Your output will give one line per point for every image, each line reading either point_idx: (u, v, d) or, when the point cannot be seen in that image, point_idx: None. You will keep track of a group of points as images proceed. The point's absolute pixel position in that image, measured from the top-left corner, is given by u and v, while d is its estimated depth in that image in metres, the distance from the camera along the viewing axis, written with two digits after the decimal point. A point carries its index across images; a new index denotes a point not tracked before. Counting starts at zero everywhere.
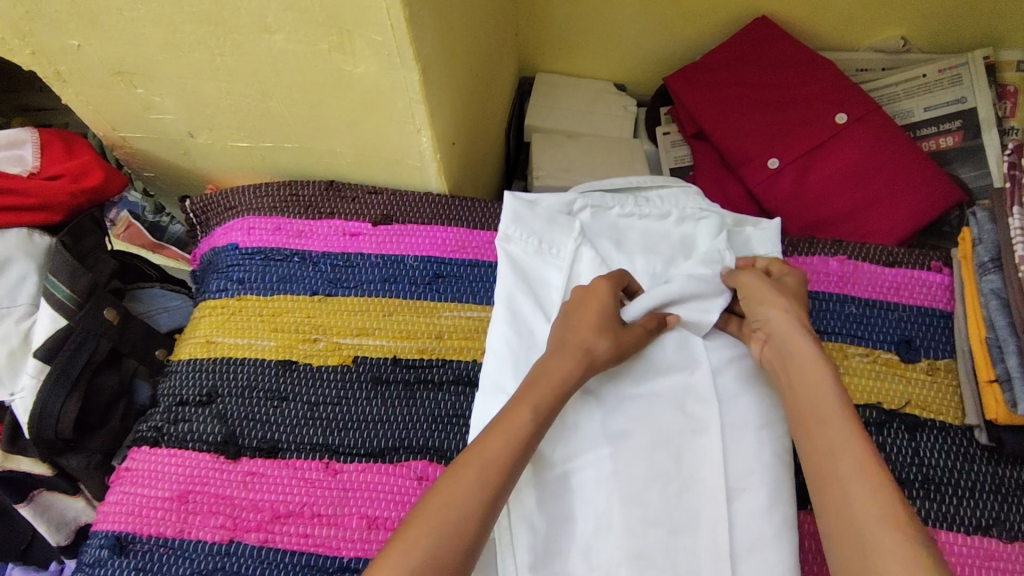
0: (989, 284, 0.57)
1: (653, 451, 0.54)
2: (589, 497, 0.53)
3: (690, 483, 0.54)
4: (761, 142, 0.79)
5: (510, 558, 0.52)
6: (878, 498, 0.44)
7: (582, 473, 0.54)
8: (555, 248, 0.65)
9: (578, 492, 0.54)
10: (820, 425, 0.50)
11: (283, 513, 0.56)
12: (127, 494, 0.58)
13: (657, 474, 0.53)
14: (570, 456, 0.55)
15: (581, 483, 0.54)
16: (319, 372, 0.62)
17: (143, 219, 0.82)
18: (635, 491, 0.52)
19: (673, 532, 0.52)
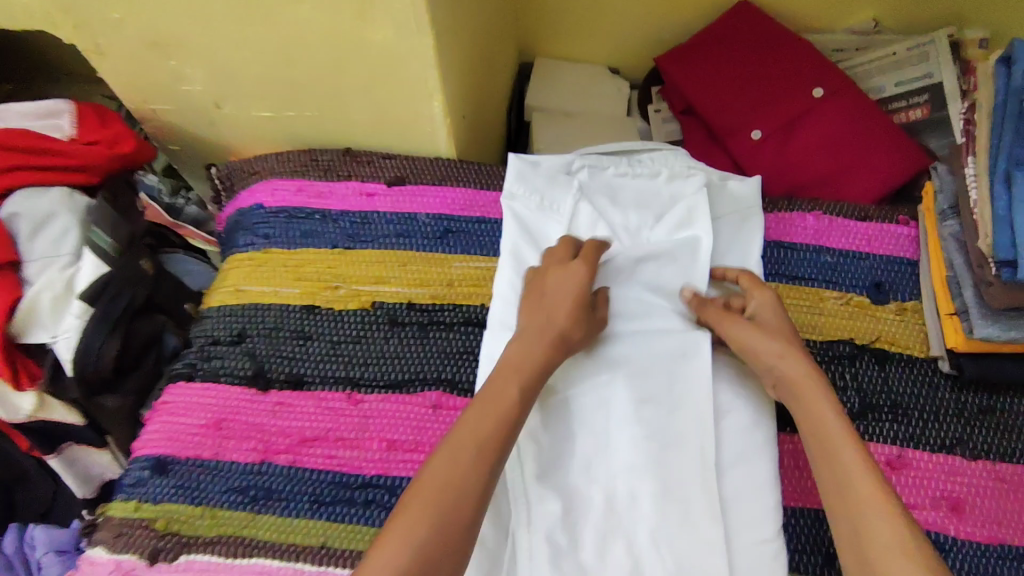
0: (949, 229, 0.63)
1: (644, 379, 0.60)
2: (588, 418, 0.59)
3: (679, 405, 0.59)
4: (745, 116, 0.85)
5: (518, 469, 0.57)
6: (893, 528, 0.47)
7: (583, 398, 0.60)
8: (556, 204, 0.71)
9: (577, 414, 0.60)
10: (830, 455, 0.52)
11: (310, 437, 0.62)
12: (166, 422, 0.63)
13: (648, 397, 0.60)
14: (571, 384, 0.61)
15: (581, 407, 0.60)
16: (340, 315, 0.68)
17: (160, 201, 0.81)
18: (628, 413, 0.59)
19: (665, 447, 0.58)
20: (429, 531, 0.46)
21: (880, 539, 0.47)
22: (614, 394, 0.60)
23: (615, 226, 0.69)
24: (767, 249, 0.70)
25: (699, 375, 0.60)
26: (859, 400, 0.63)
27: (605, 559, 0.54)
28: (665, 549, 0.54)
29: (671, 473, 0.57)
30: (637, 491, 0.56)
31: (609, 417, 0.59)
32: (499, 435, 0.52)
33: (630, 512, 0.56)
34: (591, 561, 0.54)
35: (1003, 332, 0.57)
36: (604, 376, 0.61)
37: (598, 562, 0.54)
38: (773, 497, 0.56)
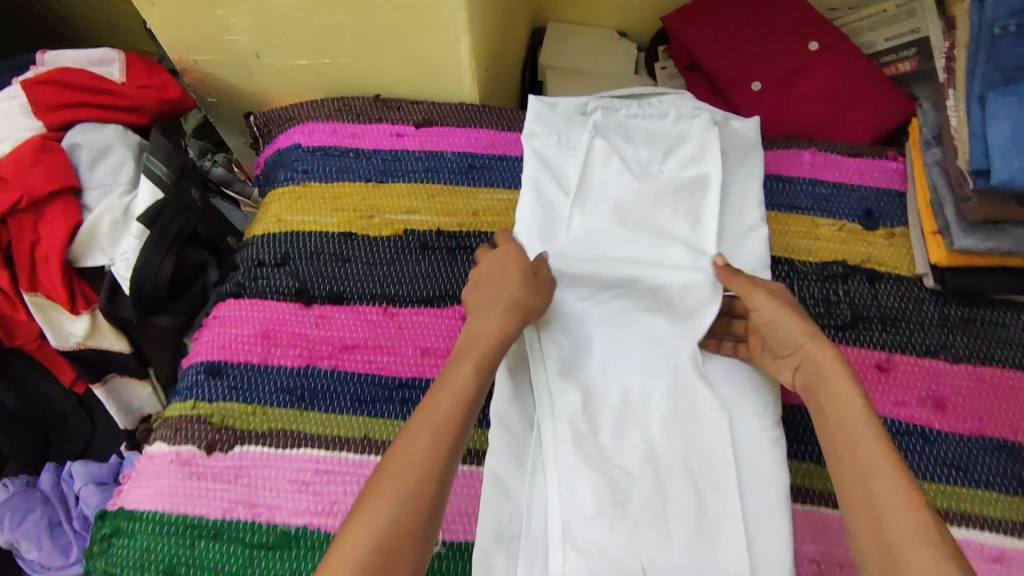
0: (932, 156, 0.69)
1: (654, 290, 0.67)
2: (605, 327, 0.65)
3: (692, 320, 0.65)
4: (746, 69, 0.92)
5: (542, 368, 0.63)
6: (912, 515, 0.46)
7: (599, 305, 0.67)
8: (573, 141, 0.76)
9: (595, 322, 0.66)
10: (852, 443, 0.52)
11: (350, 345, 0.68)
12: (217, 333, 0.69)
13: (658, 304, 0.67)
14: (589, 294, 0.67)
15: (597, 316, 0.66)
16: (375, 241, 0.74)
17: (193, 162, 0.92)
18: (641, 319, 0.66)
19: (675, 348, 0.64)
20: (397, 508, 0.47)
21: (902, 529, 0.46)
22: (630, 306, 0.66)
23: (628, 159, 0.75)
24: (767, 183, 0.76)
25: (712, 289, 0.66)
26: (851, 312, 0.69)
27: (622, 440, 0.60)
28: (676, 432, 0.60)
29: (681, 368, 0.63)
30: (650, 386, 0.62)
31: (628, 322, 0.66)
32: (455, 422, 0.52)
33: (644, 402, 0.62)
34: (609, 444, 0.60)
35: (982, 242, 0.63)
36: (619, 287, 0.67)
37: (615, 444, 0.60)
38: (772, 393, 0.62)
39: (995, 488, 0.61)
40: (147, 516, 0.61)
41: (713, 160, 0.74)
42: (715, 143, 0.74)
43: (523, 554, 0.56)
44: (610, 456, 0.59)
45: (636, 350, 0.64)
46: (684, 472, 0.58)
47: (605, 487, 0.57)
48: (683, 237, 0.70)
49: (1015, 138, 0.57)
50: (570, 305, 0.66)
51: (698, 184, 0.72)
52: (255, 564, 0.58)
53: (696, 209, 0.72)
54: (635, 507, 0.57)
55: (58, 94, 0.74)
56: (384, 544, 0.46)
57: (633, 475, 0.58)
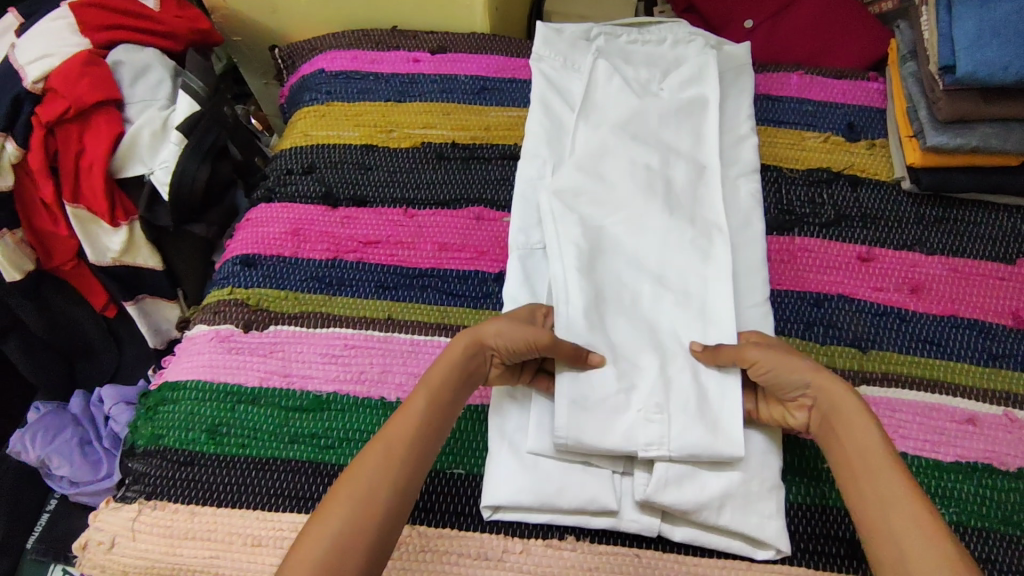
0: (908, 70, 0.76)
1: (668, 205, 0.68)
2: (623, 240, 0.67)
3: (704, 231, 0.67)
4: (739, 7, 0.98)
5: (559, 262, 0.64)
6: (937, 552, 0.44)
7: (617, 215, 0.68)
8: (577, 64, 0.83)
9: (611, 234, 0.67)
10: (874, 479, 0.50)
11: (373, 240, 0.73)
12: (251, 231, 0.74)
13: (676, 218, 0.68)
14: (604, 210, 0.68)
15: (612, 228, 0.68)
16: (395, 152, 0.80)
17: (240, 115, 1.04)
18: (657, 231, 0.67)
19: (687, 258, 0.66)
20: (354, 508, 0.48)
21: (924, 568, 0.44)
22: (646, 220, 0.67)
23: (630, 77, 0.80)
24: (758, 102, 0.83)
25: (711, 195, 0.70)
26: (835, 212, 0.75)
27: (630, 334, 0.62)
28: (684, 338, 0.62)
29: (689, 275, 0.65)
30: (661, 293, 0.64)
31: (644, 233, 0.67)
32: (415, 440, 0.52)
33: (653, 305, 0.64)
34: (617, 338, 0.61)
35: (952, 139, 0.69)
36: (636, 206, 0.68)
37: (622, 337, 0.61)
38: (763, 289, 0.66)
39: (969, 361, 0.66)
40: (190, 385, 0.66)
41: (711, 79, 0.78)
42: (712, 65, 0.78)
43: (535, 414, 0.60)
44: (617, 347, 0.61)
45: (647, 250, 0.66)
46: (689, 367, 0.60)
47: (611, 375, 0.59)
48: (688, 152, 0.73)
49: (980, 34, 0.63)
50: (587, 214, 0.68)
51: (698, 106, 0.76)
52: (291, 422, 0.63)
53: (698, 127, 0.75)
54: (639, 396, 0.58)
55: (101, 17, 0.80)
56: (332, 555, 0.45)
57: (638, 368, 0.60)
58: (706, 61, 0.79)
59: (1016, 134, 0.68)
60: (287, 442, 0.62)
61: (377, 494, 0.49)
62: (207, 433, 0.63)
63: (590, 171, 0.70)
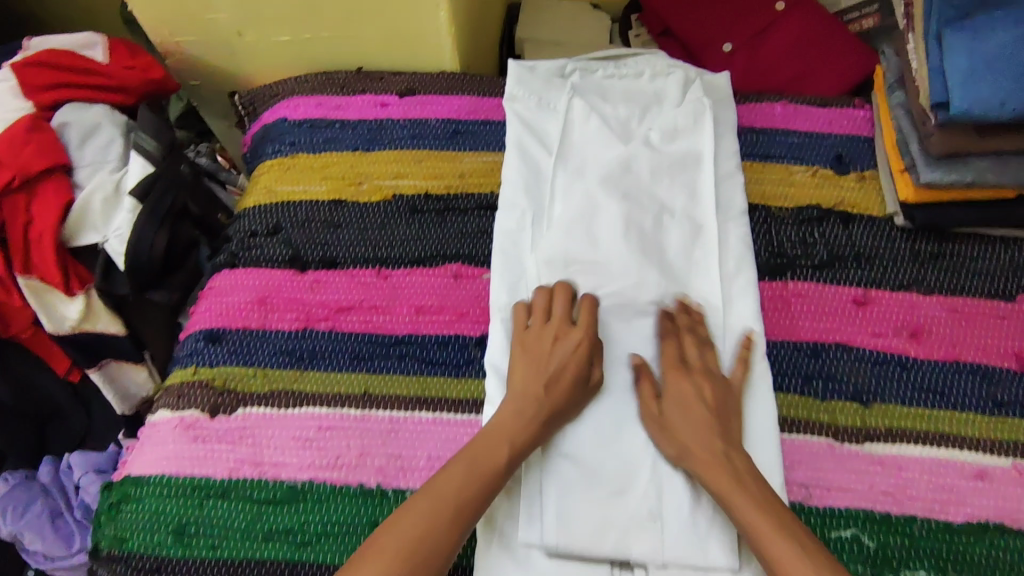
0: (896, 100, 0.72)
1: (662, 279, 0.66)
2: (614, 317, 0.65)
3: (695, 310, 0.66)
4: (717, 30, 0.94)
5: None
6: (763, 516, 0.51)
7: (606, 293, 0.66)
8: (553, 103, 0.79)
9: (603, 311, 0.65)
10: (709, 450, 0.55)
11: (346, 306, 0.69)
12: (214, 301, 0.70)
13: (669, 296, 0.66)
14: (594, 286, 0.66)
15: (605, 307, 0.65)
16: (364, 206, 0.75)
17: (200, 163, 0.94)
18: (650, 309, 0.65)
19: None
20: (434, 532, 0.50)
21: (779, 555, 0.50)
22: (637, 295, 0.66)
23: (608, 118, 0.77)
24: (742, 135, 0.79)
25: (707, 262, 0.68)
26: (828, 253, 0.71)
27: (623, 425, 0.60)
28: None
29: None
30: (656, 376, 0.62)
31: (634, 310, 0.65)
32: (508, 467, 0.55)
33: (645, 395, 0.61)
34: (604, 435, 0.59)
35: (947, 175, 0.66)
36: (630, 279, 0.66)
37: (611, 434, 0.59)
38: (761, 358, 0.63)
39: (974, 410, 0.63)
40: (154, 481, 0.61)
41: (707, 123, 0.75)
42: (708, 114, 0.76)
43: (522, 504, 0.58)
44: (608, 446, 0.59)
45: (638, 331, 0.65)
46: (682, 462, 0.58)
47: (603, 474, 0.58)
48: (684, 211, 0.71)
49: (974, 67, 0.59)
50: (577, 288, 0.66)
51: (690, 160, 0.74)
52: (263, 518, 0.59)
53: (693, 182, 0.73)
54: (631, 499, 0.57)
55: (45, 75, 0.76)
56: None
57: (623, 434, 0.60)
58: (696, 103, 0.76)
59: (1012, 167, 0.65)
60: (262, 541, 0.58)
61: (434, 532, 0.51)
62: (174, 534, 0.59)
63: (578, 238, 0.68)
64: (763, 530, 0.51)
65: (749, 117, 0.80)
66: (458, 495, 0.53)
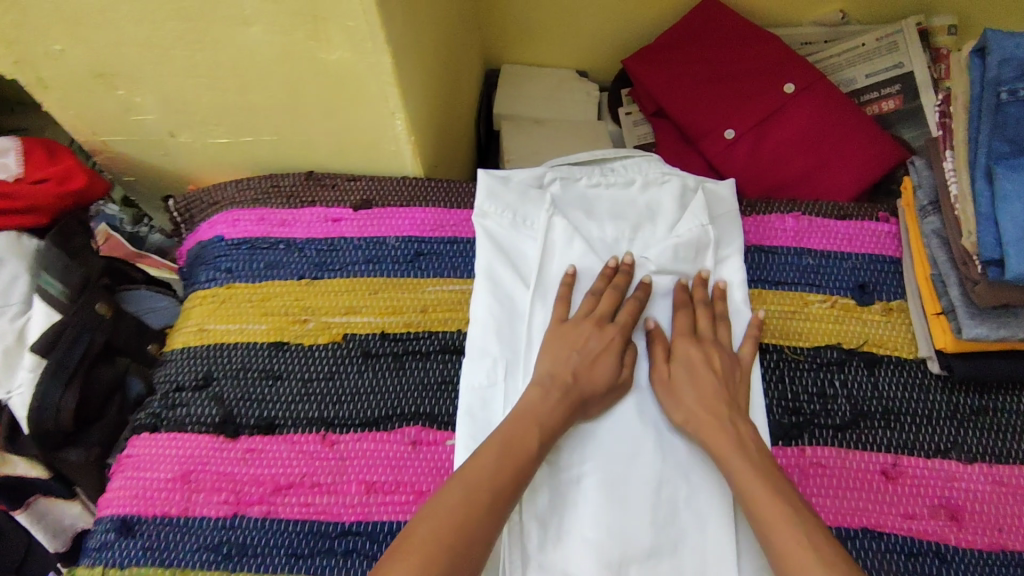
0: (930, 226, 0.61)
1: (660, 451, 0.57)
2: (602, 500, 0.54)
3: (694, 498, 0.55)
4: (717, 115, 0.84)
5: (518, 555, 0.54)
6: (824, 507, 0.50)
7: (592, 478, 0.55)
8: (529, 220, 0.68)
9: (589, 490, 0.55)
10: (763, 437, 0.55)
11: (284, 485, 0.59)
12: (131, 479, 0.60)
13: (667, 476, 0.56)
14: (580, 462, 0.56)
15: (594, 486, 0.55)
16: (310, 351, 0.65)
17: (121, 230, 0.81)
18: (646, 489, 0.55)
19: (676, 536, 0.54)
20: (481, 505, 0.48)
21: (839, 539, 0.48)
22: (631, 466, 0.56)
23: (593, 242, 0.66)
24: (747, 254, 0.69)
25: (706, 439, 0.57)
26: (850, 408, 0.61)
27: None
28: None
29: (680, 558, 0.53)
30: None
31: (626, 492, 0.55)
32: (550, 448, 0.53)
33: None
34: None
35: (993, 331, 0.55)
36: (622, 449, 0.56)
37: None
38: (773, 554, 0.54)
39: None
40: None
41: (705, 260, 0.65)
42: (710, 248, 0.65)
43: None
44: None
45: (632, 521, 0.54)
46: None
47: None
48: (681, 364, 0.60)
49: None
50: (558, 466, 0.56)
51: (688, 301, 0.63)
52: None
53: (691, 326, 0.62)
54: None
55: None
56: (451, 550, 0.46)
57: None
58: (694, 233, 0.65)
59: None
60: None
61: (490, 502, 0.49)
62: None
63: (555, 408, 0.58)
64: (773, 517, 0.49)
65: (749, 228, 0.70)
66: (512, 472, 0.51)
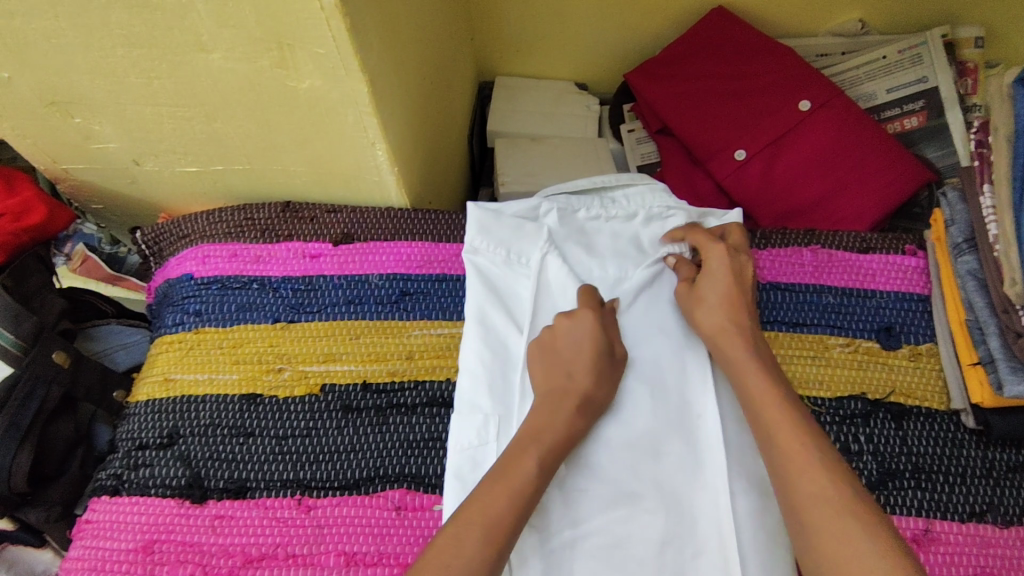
0: (966, 265, 0.56)
1: (665, 512, 0.50)
2: (602, 568, 0.49)
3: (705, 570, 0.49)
4: (727, 134, 0.78)
5: None
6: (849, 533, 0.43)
7: (591, 541, 0.50)
8: (524, 257, 0.62)
9: (586, 559, 0.49)
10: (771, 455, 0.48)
11: (255, 556, 0.53)
12: (88, 549, 0.55)
13: (673, 538, 0.49)
14: (577, 523, 0.50)
15: (591, 552, 0.49)
16: (285, 403, 0.59)
17: (100, 251, 0.77)
18: (650, 555, 0.49)
19: None
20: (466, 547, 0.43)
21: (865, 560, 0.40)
22: (633, 529, 0.50)
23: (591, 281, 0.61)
24: (762, 293, 0.63)
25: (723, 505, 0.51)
26: (877, 468, 0.55)
27: None
28: None
29: None
30: None
31: (627, 559, 0.49)
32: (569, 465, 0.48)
33: None
34: None
35: None
36: (620, 511, 0.50)
37: None
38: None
39: None
40: None
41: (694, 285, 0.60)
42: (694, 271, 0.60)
43: None
44: None
45: None
46: None
47: None
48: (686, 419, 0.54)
49: None
50: (552, 528, 0.50)
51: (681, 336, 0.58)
52: None
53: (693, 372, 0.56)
54: None
55: None
56: None
57: None
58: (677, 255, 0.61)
59: None
60: None
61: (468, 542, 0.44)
62: None
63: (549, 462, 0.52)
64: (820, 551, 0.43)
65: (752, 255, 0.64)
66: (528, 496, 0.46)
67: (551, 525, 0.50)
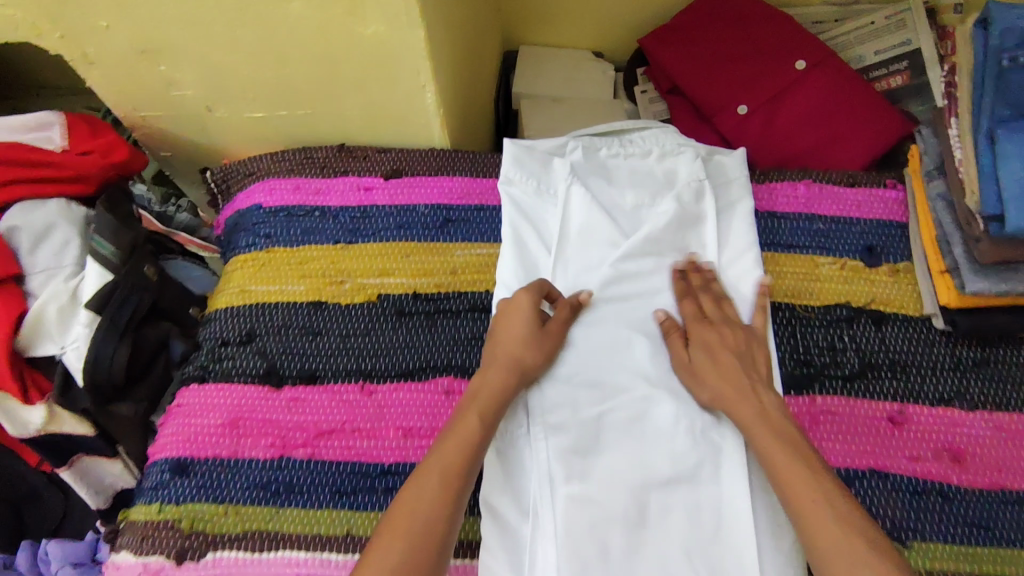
0: (936, 190, 0.65)
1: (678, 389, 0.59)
2: (624, 435, 0.58)
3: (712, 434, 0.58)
4: (731, 91, 0.87)
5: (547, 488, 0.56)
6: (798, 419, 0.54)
7: (614, 414, 0.59)
8: (553, 189, 0.71)
9: (610, 427, 0.58)
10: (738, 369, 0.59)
11: (327, 430, 0.63)
12: (181, 425, 0.64)
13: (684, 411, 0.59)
14: (602, 399, 0.59)
15: (614, 422, 0.58)
16: (347, 308, 0.69)
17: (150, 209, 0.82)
18: (664, 423, 0.58)
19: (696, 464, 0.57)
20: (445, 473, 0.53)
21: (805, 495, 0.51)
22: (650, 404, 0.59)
23: (611, 206, 0.70)
24: (761, 220, 0.72)
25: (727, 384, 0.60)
26: (859, 361, 0.65)
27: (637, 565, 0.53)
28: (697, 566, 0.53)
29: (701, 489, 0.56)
30: (668, 499, 0.56)
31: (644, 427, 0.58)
32: None
33: (662, 523, 0.55)
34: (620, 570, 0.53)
35: (994, 285, 0.59)
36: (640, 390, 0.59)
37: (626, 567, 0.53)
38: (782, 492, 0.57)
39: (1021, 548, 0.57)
40: None
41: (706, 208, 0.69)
42: (709, 191, 0.69)
43: None
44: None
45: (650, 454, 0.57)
46: None
47: None
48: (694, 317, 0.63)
49: None
50: (583, 401, 0.59)
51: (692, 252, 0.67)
52: None
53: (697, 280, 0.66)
54: None
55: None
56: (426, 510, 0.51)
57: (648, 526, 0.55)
58: (692, 183, 0.70)
59: None
60: None
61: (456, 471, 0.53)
62: None
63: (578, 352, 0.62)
64: None
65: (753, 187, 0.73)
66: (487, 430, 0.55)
67: (580, 401, 0.59)
